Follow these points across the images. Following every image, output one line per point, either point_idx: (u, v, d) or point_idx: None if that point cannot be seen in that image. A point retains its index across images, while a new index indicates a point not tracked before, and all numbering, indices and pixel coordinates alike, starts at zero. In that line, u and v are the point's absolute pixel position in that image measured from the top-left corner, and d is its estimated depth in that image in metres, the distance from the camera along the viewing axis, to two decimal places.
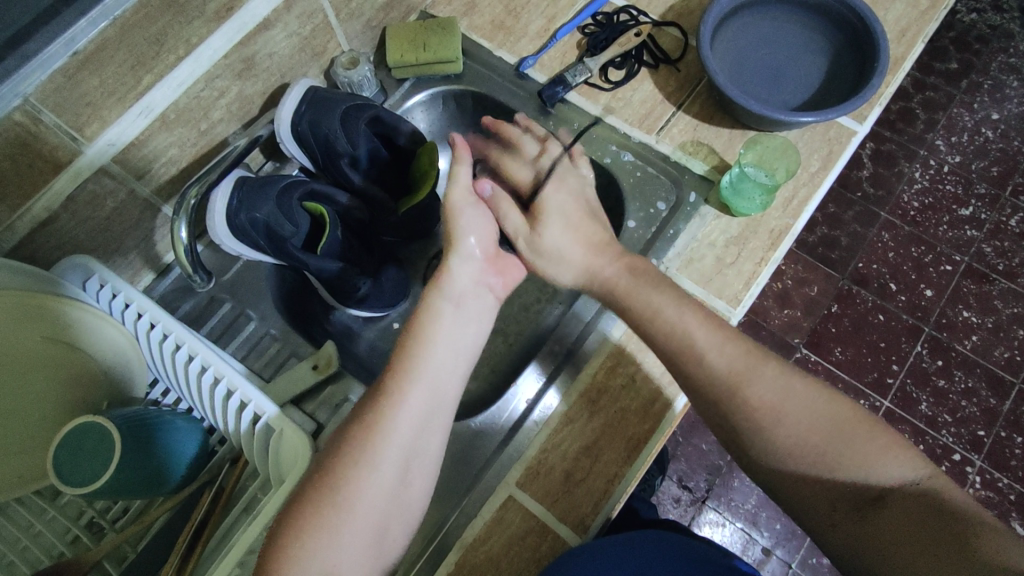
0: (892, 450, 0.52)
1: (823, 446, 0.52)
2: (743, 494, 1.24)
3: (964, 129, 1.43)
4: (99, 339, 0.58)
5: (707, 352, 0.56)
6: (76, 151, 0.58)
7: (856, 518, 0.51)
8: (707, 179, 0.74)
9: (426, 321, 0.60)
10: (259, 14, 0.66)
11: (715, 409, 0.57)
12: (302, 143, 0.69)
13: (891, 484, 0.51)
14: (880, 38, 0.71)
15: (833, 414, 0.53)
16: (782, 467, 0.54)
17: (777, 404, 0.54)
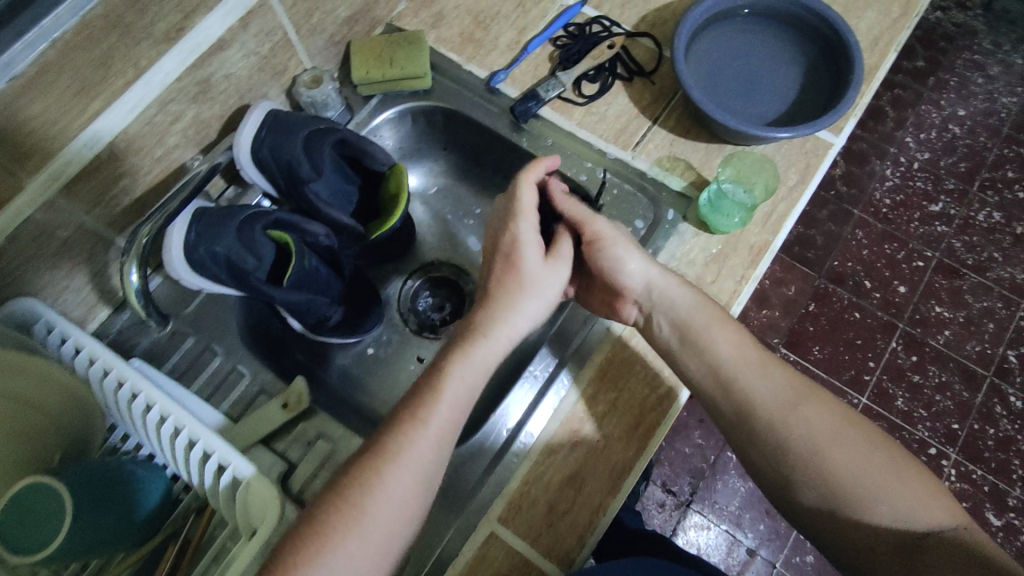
0: (934, 497, 0.55)
1: (865, 476, 0.56)
2: (727, 495, 1.24)
3: (933, 127, 1.44)
4: (50, 390, 0.53)
5: (767, 369, 0.61)
6: (17, 184, 0.54)
7: (896, 562, 0.53)
8: (685, 196, 0.73)
9: (477, 357, 0.58)
10: (213, 33, 0.62)
11: (759, 431, 0.60)
12: (265, 170, 0.65)
13: (930, 530, 0.54)
14: (855, 50, 0.70)
15: (874, 445, 0.57)
16: (818, 491, 0.57)
17: (831, 432, 0.57)
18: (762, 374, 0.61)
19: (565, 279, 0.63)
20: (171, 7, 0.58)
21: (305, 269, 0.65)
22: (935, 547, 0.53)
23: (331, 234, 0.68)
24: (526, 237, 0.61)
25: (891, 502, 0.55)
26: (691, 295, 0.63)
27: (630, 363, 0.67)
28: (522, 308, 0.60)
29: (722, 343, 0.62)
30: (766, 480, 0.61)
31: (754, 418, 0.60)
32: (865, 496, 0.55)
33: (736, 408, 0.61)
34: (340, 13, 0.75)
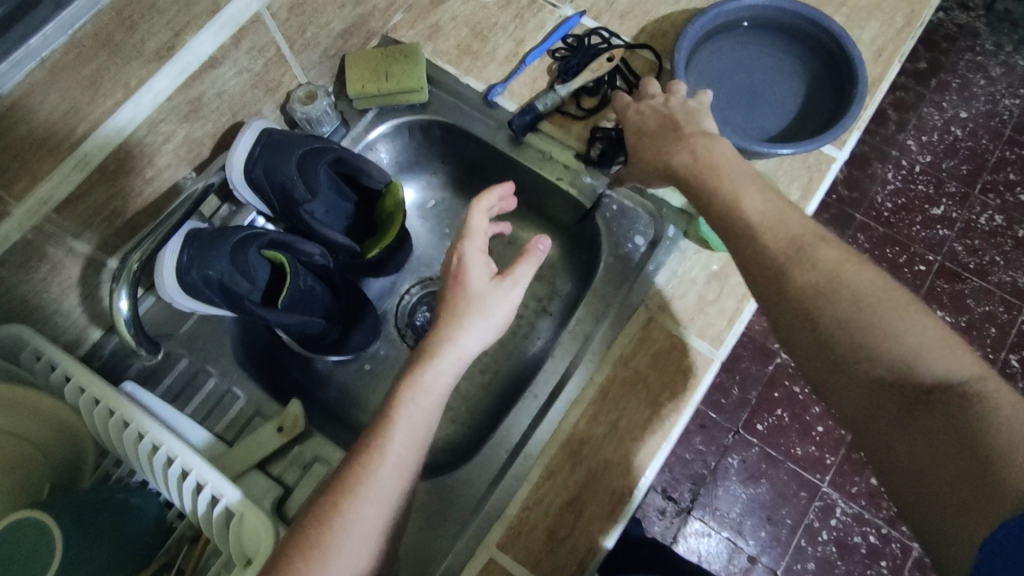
0: (954, 350, 0.46)
1: (858, 332, 0.48)
2: (728, 501, 1.22)
3: (935, 128, 1.43)
4: (37, 420, 0.52)
5: (772, 218, 0.53)
6: (3, 210, 0.53)
7: (901, 418, 0.46)
8: (687, 212, 0.72)
9: (427, 381, 0.56)
10: (204, 51, 0.61)
11: (764, 284, 0.52)
12: (259, 189, 0.64)
13: (944, 379, 0.45)
14: (859, 64, 0.69)
15: (879, 296, 0.48)
16: (826, 350, 0.50)
17: (831, 283, 0.50)
18: (779, 224, 0.53)
19: (518, 302, 0.61)
20: (161, 25, 0.57)
21: (299, 290, 0.65)
22: (949, 400, 0.44)
23: (326, 254, 0.66)
24: (471, 256, 0.61)
25: (906, 363, 0.46)
26: (729, 171, 0.57)
27: (632, 385, 0.65)
28: (470, 327, 0.58)
29: (751, 200, 0.54)
30: (776, 333, 0.54)
31: (761, 263, 0.52)
32: (864, 343, 0.48)
33: (756, 265, 0.53)
34: (334, 26, 0.74)
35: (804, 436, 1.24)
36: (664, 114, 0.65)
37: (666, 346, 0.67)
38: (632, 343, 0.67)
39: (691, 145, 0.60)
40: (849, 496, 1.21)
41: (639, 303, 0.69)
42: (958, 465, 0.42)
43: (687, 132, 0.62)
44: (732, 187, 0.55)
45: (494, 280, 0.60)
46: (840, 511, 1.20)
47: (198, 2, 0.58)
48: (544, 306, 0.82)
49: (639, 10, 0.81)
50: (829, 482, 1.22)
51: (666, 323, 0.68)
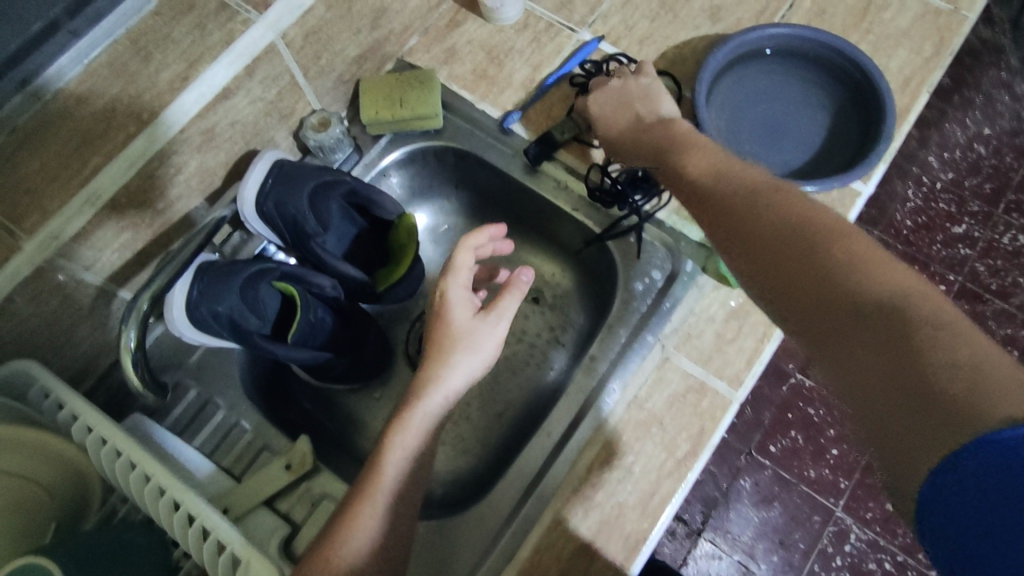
0: (890, 266, 0.42)
1: (795, 264, 0.46)
2: (740, 524, 1.19)
3: (957, 146, 1.40)
4: (42, 460, 0.52)
5: (719, 170, 0.57)
6: (13, 245, 0.53)
7: (841, 343, 0.42)
8: (705, 246, 0.70)
9: (418, 420, 0.58)
10: (218, 82, 0.60)
11: (714, 223, 0.55)
12: (270, 222, 0.63)
13: (876, 293, 0.41)
14: (887, 98, 0.67)
15: (814, 229, 0.47)
16: (765, 279, 0.48)
17: (775, 216, 0.50)
18: (724, 180, 0.56)
19: (503, 334, 0.62)
20: (174, 56, 0.58)
21: (311, 323, 0.63)
22: (882, 314, 0.40)
23: (338, 286, 0.65)
24: (454, 294, 0.62)
25: (839, 283, 0.43)
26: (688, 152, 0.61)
27: (648, 426, 0.64)
28: (456, 363, 0.60)
29: (693, 161, 0.59)
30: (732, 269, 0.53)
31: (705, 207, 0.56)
32: (805, 269, 0.46)
33: (711, 208, 0.55)
34: (349, 52, 0.73)
35: (818, 458, 1.20)
36: (623, 109, 0.68)
37: (684, 386, 0.65)
38: (648, 383, 0.65)
39: (656, 137, 0.64)
40: (863, 521, 1.17)
41: (656, 339, 0.67)
42: (897, 383, 0.37)
43: (649, 126, 0.66)
44: (677, 162, 0.61)
45: (478, 316, 0.62)
46: (854, 537, 1.17)
47: (213, 33, 0.59)
48: (558, 337, 0.81)
49: (660, 35, 0.79)
50: (843, 507, 1.18)
51: (683, 363, 0.66)
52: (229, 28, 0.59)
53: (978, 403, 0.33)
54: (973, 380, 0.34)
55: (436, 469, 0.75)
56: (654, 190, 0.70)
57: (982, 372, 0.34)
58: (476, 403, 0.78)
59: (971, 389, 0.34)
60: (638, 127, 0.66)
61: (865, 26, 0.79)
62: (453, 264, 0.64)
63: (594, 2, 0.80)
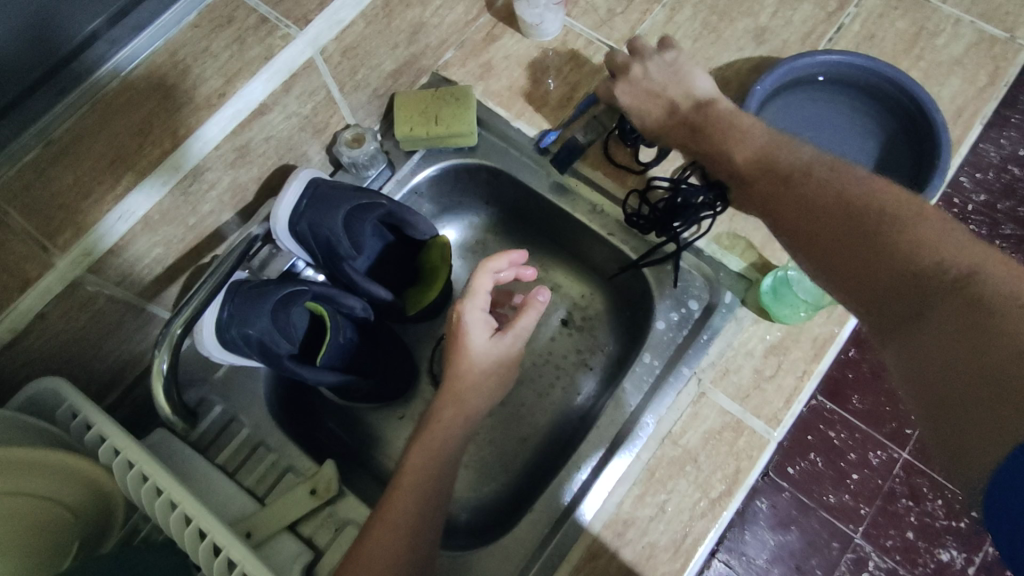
0: (966, 250, 0.42)
1: (864, 243, 0.47)
2: (756, 546, 1.02)
3: (990, 166, 1.13)
4: (73, 484, 0.50)
5: (784, 155, 0.58)
6: (46, 262, 0.52)
7: (913, 325, 0.43)
8: (745, 277, 0.69)
9: (442, 437, 0.57)
10: (256, 98, 0.59)
11: (779, 198, 0.56)
12: (302, 242, 0.61)
13: (950, 276, 0.41)
14: (942, 131, 0.65)
15: (888, 212, 0.48)
16: (835, 251, 0.50)
17: (855, 194, 0.51)
18: (795, 160, 0.57)
19: (519, 351, 0.62)
20: (213, 70, 0.56)
21: (339, 345, 0.62)
22: (954, 297, 0.40)
23: (367, 308, 0.65)
24: (472, 318, 0.60)
25: (914, 267, 0.44)
26: (738, 145, 0.60)
27: (681, 463, 0.62)
28: (473, 389, 0.59)
29: (742, 148, 0.60)
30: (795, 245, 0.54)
31: (768, 184, 0.57)
32: (880, 245, 0.46)
33: (778, 186, 0.56)
34: (385, 67, 0.71)
35: (839, 483, 1.02)
36: (653, 92, 0.68)
37: (719, 423, 0.63)
38: (682, 418, 0.63)
39: (693, 119, 0.65)
40: (883, 550, 1.00)
41: (693, 372, 0.65)
42: (959, 356, 0.38)
43: (684, 109, 0.66)
44: (728, 144, 0.61)
45: (495, 337, 0.61)
46: (874, 566, 1.00)
47: (252, 47, 0.58)
48: (586, 359, 0.79)
49: (702, 56, 0.77)
50: (863, 534, 1.01)
51: (720, 399, 0.64)
52: (269, 42, 0.58)
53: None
54: None
55: (459, 494, 0.73)
56: (694, 219, 0.66)
57: None
58: (500, 427, 0.77)
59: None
60: (672, 111, 0.66)
61: (916, 53, 0.76)
62: (471, 285, 0.60)
63: (635, 20, 0.78)
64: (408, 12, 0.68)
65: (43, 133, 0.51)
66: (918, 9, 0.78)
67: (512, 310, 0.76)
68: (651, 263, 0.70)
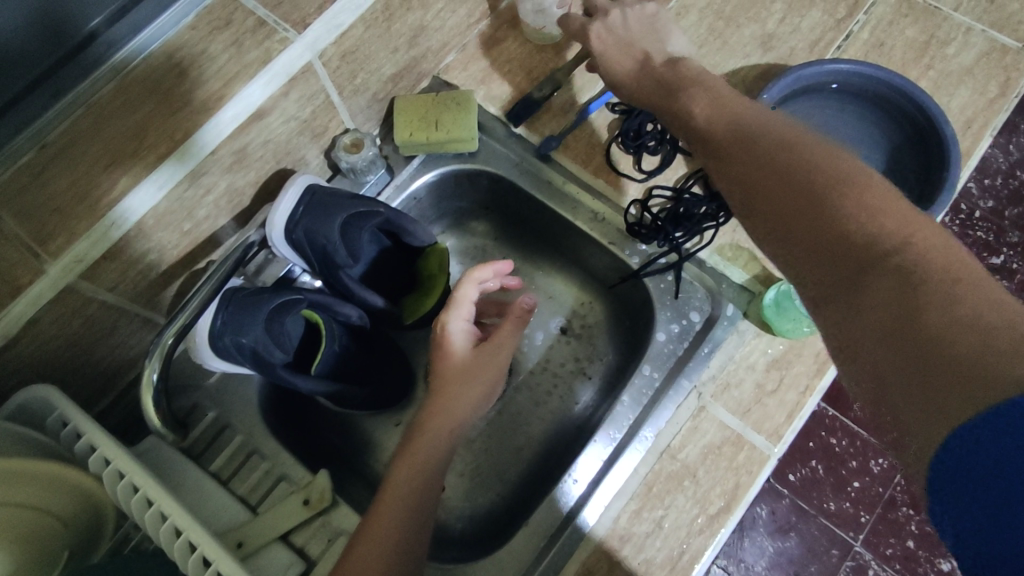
0: (906, 217, 0.40)
1: (798, 210, 0.44)
2: (754, 553, 1.01)
3: (998, 172, 1.12)
4: (63, 493, 0.50)
5: (726, 109, 0.53)
6: (38, 268, 0.51)
7: (847, 297, 0.40)
8: (748, 290, 0.68)
9: (427, 452, 0.55)
10: (253, 102, 0.58)
11: (718, 158, 0.52)
12: (298, 249, 0.61)
13: (886, 248, 0.39)
14: (951, 144, 0.63)
15: (825, 173, 0.44)
16: (771, 214, 0.46)
17: (792, 153, 0.46)
18: (735, 116, 0.52)
19: (505, 360, 0.62)
20: (210, 73, 0.55)
21: (335, 353, 0.61)
22: (896, 271, 0.37)
23: (363, 315, 0.64)
24: (454, 327, 0.61)
25: (852, 232, 0.41)
26: (693, 95, 0.56)
27: (680, 478, 0.61)
28: (459, 395, 0.58)
29: (693, 103, 0.55)
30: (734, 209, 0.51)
31: (711, 142, 0.53)
32: (815, 211, 0.43)
33: (720, 143, 0.52)
34: (385, 70, 0.70)
35: (839, 490, 1.01)
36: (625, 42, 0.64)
37: (720, 438, 0.62)
38: (681, 432, 0.62)
39: (663, 72, 0.60)
40: (883, 558, 1.00)
41: (693, 385, 0.64)
42: (895, 339, 0.35)
43: (651, 70, 0.61)
44: (680, 96, 0.56)
45: (479, 347, 0.61)
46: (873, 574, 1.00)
47: (249, 51, 0.57)
48: (585, 368, 0.78)
49: (707, 63, 0.75)
50: (863, 542, 1.00)
51: (720, 413, 0.63)
52: (267, 46, 0.57)
53: (984, 368, 0.31)
54: (979, 343, 0.32)
55: (454, 502, 0.73)
56: (696, 229, 0.66)
57: (986, 335, 0.32)
58: (496, 436, 0.76)
59: (977, 350, 0.31)
60: (642, 71, 0.61)
61: (926, 61, 0.75)
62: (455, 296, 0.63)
63: None
64: (409, 16, 0.67)
65: (37, 137, 0.50)
66: (929, 16, 0.77)
67: (497, 318, 0.73)
68: (642, 267, 0.70)
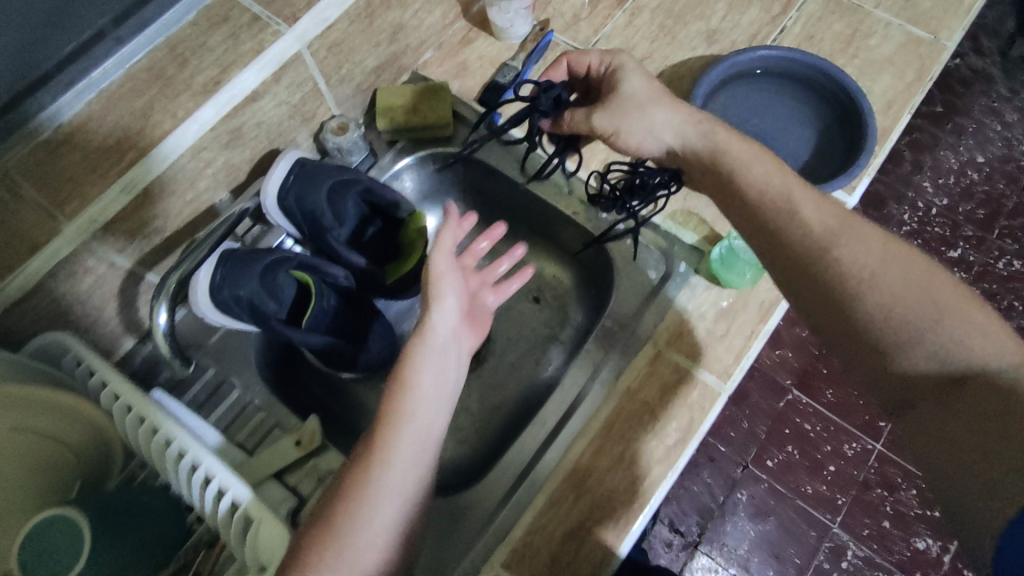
0: (988, 335, 0.48)
1: (896, 326, 0.50)
2: (736, 537, 1.09)
3: (950, 171, 1.28)
4: (71, 428, 0.57)
5: (801, 203, 0.54)
6: (54, 227, 0.58)
7: (940, 398, 0.49)
8: (698, 249, 0.75)
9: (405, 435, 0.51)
10: (248, 86, 0.65)
11: (802, 254, 0.53)
12: (290, 216, 0.68)
13: (972, 362, 0.48)
14: (868, 114, 0.72)
15: (915, 292, 0.50)
16: (862, 323, 0.51)
17: (871, 266, 0.50)
18: (817, 208, 0.54)
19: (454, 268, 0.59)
20: (209, 61, 0.63)
21: (323, 310, 0.67)
22: (988, 389, 0.46)
23: (350, 277, 0.70)
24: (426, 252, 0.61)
25: (946, 348, 0.48)
26: (755, 172, 0.57)
27: (639, 416, 0.67)
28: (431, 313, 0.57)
29: (758, 168, 0.57)
30: (813, 310, 0.54)
31: (795, 229, 0.53)
32: (909, 328, 0.49)
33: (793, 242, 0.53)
34: (368, 63, 0.78)
35: (814, 473, 1.11)
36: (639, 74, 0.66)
37: (674, 379, 0.68)
38: (640, 374, 0.69)
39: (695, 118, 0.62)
40: (859, 538, 1.08)
41: (650, 333, 0.71)
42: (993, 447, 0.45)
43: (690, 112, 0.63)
44: (756, 174, 0.56)
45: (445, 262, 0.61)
46: (851, 554, 1.08)
47: (244, 42, 0.64)
48: (558, 334, 0.84)
49: (659, 55, 0.84)
50: (840, 523, 1.09)
51: (675, 357, 0.69)
52: (260, 38, 0.65)
53: None
54: None
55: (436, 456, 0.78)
56: (651, 198, 0.72)
57: None
58: (476, 396, 0.82)
59: None
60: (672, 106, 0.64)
61: (851, 51, 0.84)
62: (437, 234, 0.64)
63: (598, 25, 0.86)
64: (389, 14, 0.75)
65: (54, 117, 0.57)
66: (854, 13, 0.86)
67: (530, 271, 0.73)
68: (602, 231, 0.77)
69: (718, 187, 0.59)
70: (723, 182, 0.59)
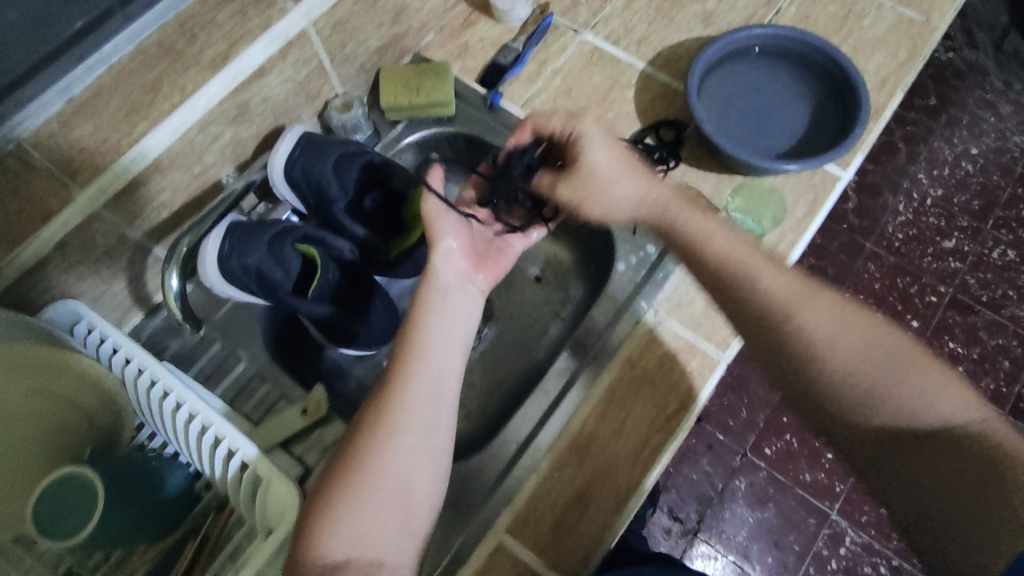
0: (949, 393, 0.52)
1: (863, 392, 0.53)
2: (735, 523, 1.10)
3: (945, 162, 1.29)
4: (86, 393, 0.57)
5: (762, 276, 0.55)
6: (66, 195, 0.58)
7: (910, 451, 0.53)
8: None
9: (402, 419, 0.53)
10: (256, 61, 0.67)
11: (768, 332, 0.55)
12: (296, 189, 0.70)
13: (936, 422, 0.51)
14: (861, 88, 0.74)
15: (878, 358, 0.53)
16: (830, 390, 0.54)
17: (832, 339, 0.53)
18: (776, 274, 0.55)
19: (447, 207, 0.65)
20: (218, 36, 0.64)
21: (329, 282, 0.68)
22: (952, 443, 0.51)
23: (355, 250, 0.71)
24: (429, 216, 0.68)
25: (911, 408, 0.52)
26: (716, 247, 0.58)
27: (639, 387, 0.68)
28: (438, 263, 0.62)
29: (725, 240, 0.58)
30: (782, 376, 0.57)
31: (760, 314, 0.55)
32: (877, 394, 0.53)
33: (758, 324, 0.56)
34: (372, 43, 0.79)
35: (813, 461, 1.12)
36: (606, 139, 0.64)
37: (673, 349, 0.70)
38: (639, 345, 0.70)
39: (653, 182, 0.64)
40: (857, 525, 1.09)
41: (650, 304, 0.72)
42: (972, 497, 0.49)
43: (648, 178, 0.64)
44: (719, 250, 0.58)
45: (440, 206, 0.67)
46: (849, 539, 1.09)
47: (252, 19, 0.65)
48: (559, 312, 0.86)
49: (657, 37, 0.86)
50: (838, 510, 1.10)
51: (674, 327, 0.71)
52: (268, 14, 0.66)
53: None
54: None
55: None
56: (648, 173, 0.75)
57: None
58: (477, 373, 0.83)
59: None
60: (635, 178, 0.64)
61: (845, 32, 0.86)
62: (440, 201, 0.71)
63: (596, 8, 0.88)
64: None
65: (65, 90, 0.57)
66: None
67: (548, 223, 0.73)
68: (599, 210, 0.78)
69: (686, 259, 0.60)
70: (686, 254, 0.60)
